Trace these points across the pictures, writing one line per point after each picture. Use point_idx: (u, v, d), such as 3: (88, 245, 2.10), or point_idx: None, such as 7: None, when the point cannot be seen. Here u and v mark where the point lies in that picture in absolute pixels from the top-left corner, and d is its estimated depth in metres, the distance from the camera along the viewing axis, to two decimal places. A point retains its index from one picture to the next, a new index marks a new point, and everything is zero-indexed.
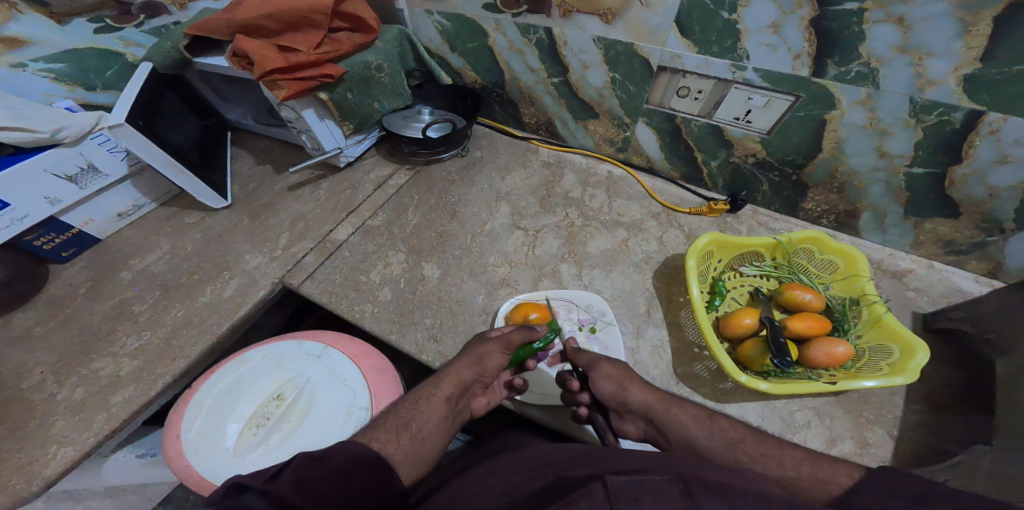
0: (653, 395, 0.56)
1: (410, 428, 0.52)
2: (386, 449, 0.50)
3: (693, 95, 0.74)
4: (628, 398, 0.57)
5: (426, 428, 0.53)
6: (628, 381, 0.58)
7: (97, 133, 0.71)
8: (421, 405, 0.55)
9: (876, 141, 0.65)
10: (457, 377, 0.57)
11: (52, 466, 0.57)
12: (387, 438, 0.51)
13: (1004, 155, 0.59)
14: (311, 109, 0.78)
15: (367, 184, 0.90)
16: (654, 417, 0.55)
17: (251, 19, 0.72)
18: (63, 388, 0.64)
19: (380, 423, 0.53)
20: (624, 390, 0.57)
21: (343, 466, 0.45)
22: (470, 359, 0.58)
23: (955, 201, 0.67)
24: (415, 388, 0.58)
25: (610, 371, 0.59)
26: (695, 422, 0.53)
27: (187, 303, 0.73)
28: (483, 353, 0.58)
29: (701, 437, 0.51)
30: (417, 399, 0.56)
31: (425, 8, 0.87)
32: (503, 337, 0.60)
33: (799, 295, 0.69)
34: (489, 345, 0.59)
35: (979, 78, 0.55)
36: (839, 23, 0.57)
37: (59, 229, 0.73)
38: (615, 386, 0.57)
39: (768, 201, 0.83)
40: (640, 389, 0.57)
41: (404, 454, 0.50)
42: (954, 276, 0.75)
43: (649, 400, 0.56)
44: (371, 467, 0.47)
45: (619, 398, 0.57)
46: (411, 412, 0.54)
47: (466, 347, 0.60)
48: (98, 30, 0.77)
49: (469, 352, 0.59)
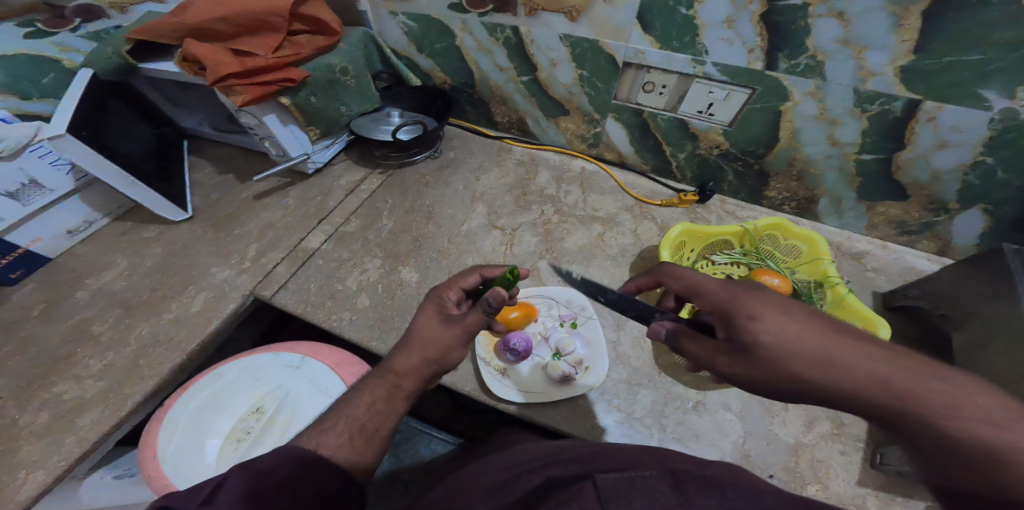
0: (859, 368, 0.34)
1: (365, 430, 0.47)
2: (333, 451, 0.45)
3: (658, 90, 0.75)
4: (808, 368, 0.35)
5: (385, 432, 0.49)
6: (795, 338, 0.36)
7: (35, 145, 0.68)
8: (377, 405, 0.49)
9: (828, 130, 0.68)
10: (412, 368, 0.52)
11: (23, 492, 0.55)
12: (335, 442, 0.46)
13: (943, 140, 0.62)
14: (272, 114, 0.77)
15: (339, 190, 0.89)
16: (881, 406, 0.33)
17: (201, 22, 0.70)
18: (25, 413, 0.61)
19: (326, 413, 0.49)
20: (796, 343, 0.36)
21: (289, 477, 0.41)
22: (420, 354, 0.53)
23: (903, 185, 0.70)
24: (369, 378, 0.52)
25: (770, 325, 0.38)
26: (977, 426, 0.30)
27: (152, 319, 0.71)
28: (442, 347, 0.53)
29: (979, 443, 0.30)
30: (376, 397, 0.50)
31: (390, 9, 0.86)
32: (460, 320, 0.54)
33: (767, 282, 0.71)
34: (447, 331, 0.54)
35: (914, 70, 0.57)
36: (788, 18, 0.59)
37: (4, 249, 0.69)
38: (780, 357, 0.37)
39: (734, 191, 0.86)
40: (811, 347, 0.36)
41: (354, 459, 0.46)
42: (908, 255, 0.79)
43: (850, 375, 0.34)
44: (322, 473, 0.42)
45: (782, 370, 0.37)
46: (366, 413, 0.48)
47: (407, 334, 0.55)
48: (30, 34, 0.74)
49: (412, 337, 0.54)
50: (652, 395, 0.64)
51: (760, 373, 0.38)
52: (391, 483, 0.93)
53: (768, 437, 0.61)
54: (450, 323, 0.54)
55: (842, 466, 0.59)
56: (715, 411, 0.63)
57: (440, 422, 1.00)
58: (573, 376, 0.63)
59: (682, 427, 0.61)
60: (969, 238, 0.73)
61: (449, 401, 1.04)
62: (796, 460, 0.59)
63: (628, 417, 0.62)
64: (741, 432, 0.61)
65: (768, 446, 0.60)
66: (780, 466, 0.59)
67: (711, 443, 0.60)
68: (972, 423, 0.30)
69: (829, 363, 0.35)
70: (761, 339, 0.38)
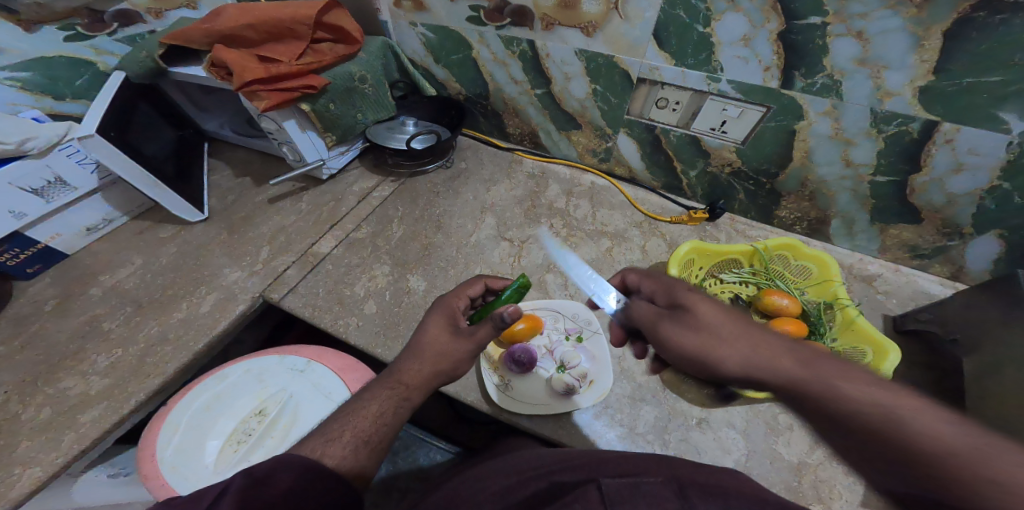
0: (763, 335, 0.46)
1: (370, 442, 0.47)
2: (340, 464, 0.45)
3: (671, 106, 0.76)
4: (730, 336, 0.47)
5: (386, 442, 0.49)
6: (718, 330, 0.48)
7: (66, 144, 0.69)
8: (385, 417, 0.49)
9: (843, 150, 0.68)
10: (422, 379, 0.52)
11: (18, 487, 0.54)
12: (341, 454, 0.45)
13: (960, 163, 0.62)
14: (292, 120, 0.78)
15: (351, 196, 0.90)
16: (792, 389, 0.43)
17: (231, 29, 0.73)
18: (28, 408, 0.61)
19: (331, 421, 0.48)
20: (720, 319, 0.48)
21: (294, 489, 0.40)
22: (429, 359, 0.53)
23: (917, 207, 0.70)
24: (374, 388, 0.51)
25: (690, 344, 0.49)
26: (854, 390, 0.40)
27: (162, 318, 0.71)
28: (452, 362, 0.53)
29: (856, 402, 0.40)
30: (383, 409, 0.50)
31: (409, 20, 0.88)
32: (468, 334, 0.54)
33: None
34: (455, 346, 0.54)
35: (933, 90, 0.58)
36: (805, 37, 0.60)
37: (24, 244, 0.70)
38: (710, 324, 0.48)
39: (744, 210, 0.86)
40: (737, 357, 0.46)
41: (360, 472, 0.46)
42: (919, 279, 0.78)
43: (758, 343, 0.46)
44: (328, 488, 0.42)
45: (707, 340, 0.48)
46: (373, 425, 0.48)
47: (415, 341, 0.54)
48: (69, 38, 0.75)
49: (413, 343, 0.55)
50: (656, 410, 0.63)
51: (694, 344, 0.49)
52: (388, 491, 0.92)
53: (772, 456, 0.60)
54: (458, 337, 0.54)
55: (846, 488, 0.57)
56: (718, 428, 0.62)
57: (441, 432, 0.99)
58: (576, 389, 0.62)
59: (685, 443, 0.60)
60: (982, 263, 0.72)
61: (450, 410, 1.02)
62: (799, 480, 0.58)
63: (630, 432, 0.61)
64: (743, 449, 0.60)
65: (772, 465, 0.59)
66: (784, 486, 0.57)
67: (715, 460, 0.59)
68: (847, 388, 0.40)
69: (744, 334, 0.47)
70: (693, 311, 0.50)
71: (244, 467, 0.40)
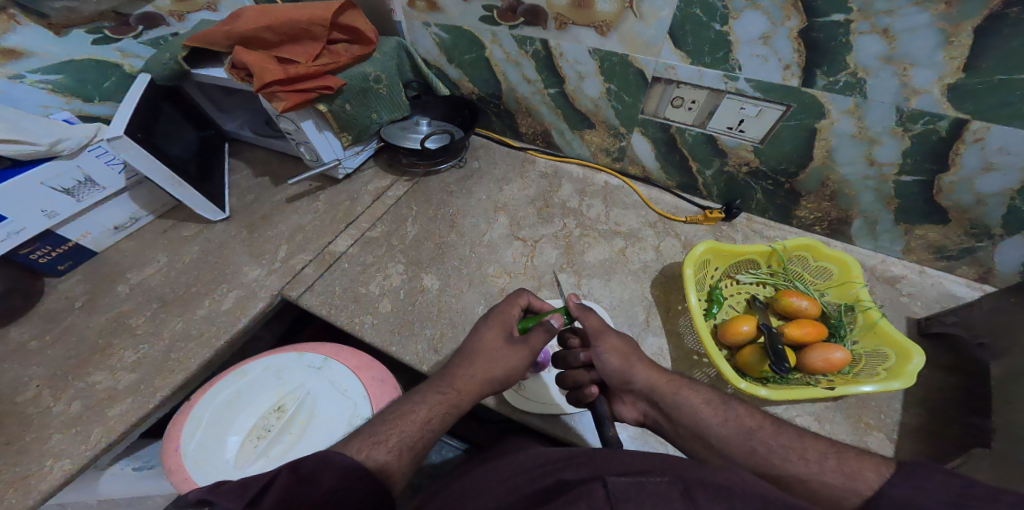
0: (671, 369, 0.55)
1: (414, 448, 0.47)
2: (383, 467, 0.45)
3: (687, 105, 0.75)
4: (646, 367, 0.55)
5: (428, 449, 0.49)
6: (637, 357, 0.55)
7: (96, 145, 0.71)
8: (432, 423, 0.49)
9: (866, 149, 0.67)
10: (474, 386, 0.52)
11: (49, 480, 0.56)
12: (385, 458, 0.46)
13: (989, 163, 0.61)
14: (310, 120, 0.79)
15: (366, 196, 0.91)
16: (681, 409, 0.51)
17: (250, 31, 0.74)
18: (59, 402, 0.63)
19: (379, 423, 0.49)
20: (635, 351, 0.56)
21: (333, 490, 0.41)
22: (485, 360, 0.53)
23: (944, 208, 0.68)
24: (425, 390, 0.51)
25: (615, 362, 0.55)
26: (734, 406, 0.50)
27: (186, 314, 0.72)
28: (506, 368, 0.53)
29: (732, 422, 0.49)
30: (433, 413, 0.50)
31: (423, 20, 0.89)
32: (525, 342, 0.54)
33: (736, 325, 0.66)
34: (509, 351, 0.54)
35: (963, 88, 0.56)
36: (828, 34, 0.59)
37: (56, 242, 0.73)
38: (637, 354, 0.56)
39: (762, 210, 0.84)
40: (648, 370, 0.54)
41: (403, 475, 0.46)
42: (945, 280, 0.76)
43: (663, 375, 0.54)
44: (365, 492, 0.42)
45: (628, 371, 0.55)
46: (419, 430, 0.48)
47: (470, 347, 0.55)
48: (97, 41, 0.78)
49: (468, 348, 0.55)
50: None
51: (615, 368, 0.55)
52: None
53: None
54: (515, 346, 0.54)
55: None
56: None
57: (454, 429, 0.99)
58: None
59: None
60: (1013, 265, 0.70)
61: None
62: None
63: (641, 432, 0.60)
64: None
65: None
66: None
67: None
68: (727, 413, 0.50)
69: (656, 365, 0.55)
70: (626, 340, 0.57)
71: (291, 461, 0.42)
